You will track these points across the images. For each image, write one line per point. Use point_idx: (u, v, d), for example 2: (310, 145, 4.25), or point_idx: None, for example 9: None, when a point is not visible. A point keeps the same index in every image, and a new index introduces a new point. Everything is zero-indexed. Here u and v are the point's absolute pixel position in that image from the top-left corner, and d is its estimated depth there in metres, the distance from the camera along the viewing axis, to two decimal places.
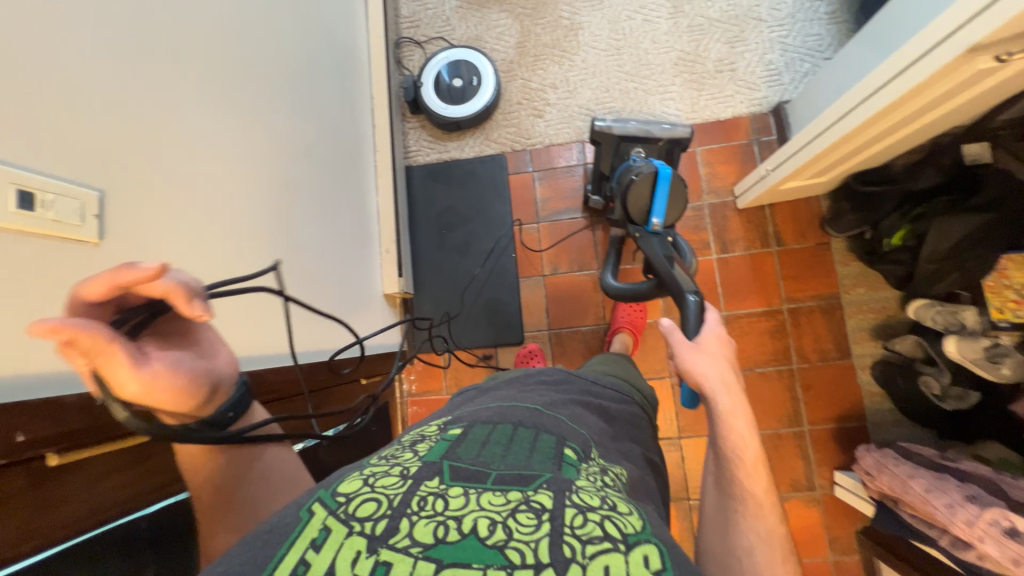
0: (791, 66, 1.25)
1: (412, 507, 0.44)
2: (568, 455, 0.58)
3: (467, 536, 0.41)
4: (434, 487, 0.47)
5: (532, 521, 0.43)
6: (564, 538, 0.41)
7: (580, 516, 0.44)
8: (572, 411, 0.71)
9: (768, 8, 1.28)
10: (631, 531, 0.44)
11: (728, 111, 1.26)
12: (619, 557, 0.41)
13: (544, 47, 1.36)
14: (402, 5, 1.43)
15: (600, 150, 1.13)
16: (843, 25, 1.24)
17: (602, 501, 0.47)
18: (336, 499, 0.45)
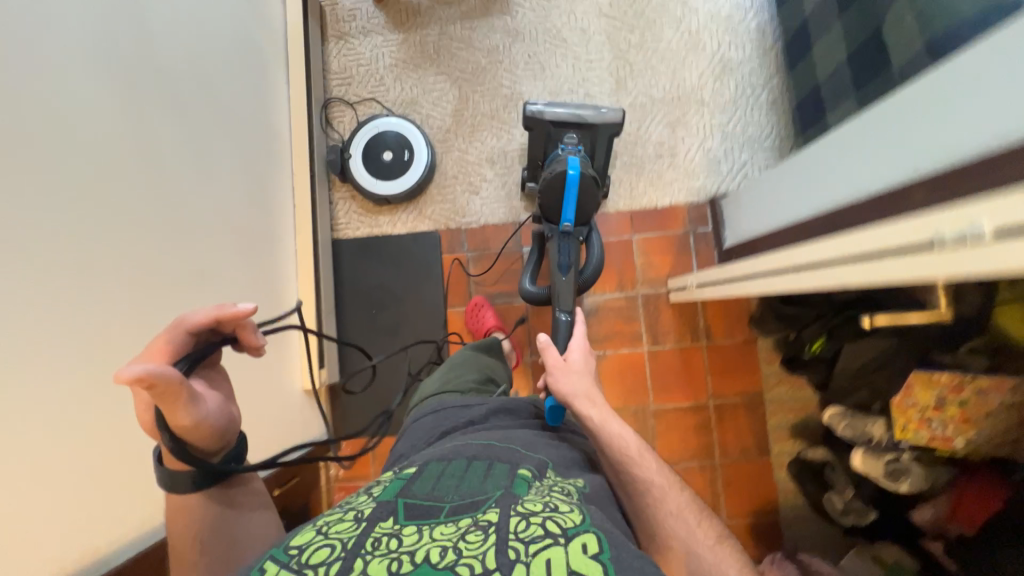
0: (729, 155, 1.23)
1: (365, 547, 0.49)
2: (524, 475, 0.64)
3: (420, 565, 0.47)
4: (387, 528, 0.52)
5: (479, 537, 0.50)
6: (509, 544, 0.48)
7: (523, 522, 0.51)
8: (517, 437, 0.77)
9: (710, 91, 1.25)
10: (570, 526, 0.51)
11: (664, 198, 1.24)
12: (560, 549, 0.48)
13: (482, 117, 1.29)
14: (332, 59, 1.34)
15: (530, 136, 1.09)
16: (783, 116, 1.22)
17: (545, 505, 0.56)
18: (288, 552, 0.49)
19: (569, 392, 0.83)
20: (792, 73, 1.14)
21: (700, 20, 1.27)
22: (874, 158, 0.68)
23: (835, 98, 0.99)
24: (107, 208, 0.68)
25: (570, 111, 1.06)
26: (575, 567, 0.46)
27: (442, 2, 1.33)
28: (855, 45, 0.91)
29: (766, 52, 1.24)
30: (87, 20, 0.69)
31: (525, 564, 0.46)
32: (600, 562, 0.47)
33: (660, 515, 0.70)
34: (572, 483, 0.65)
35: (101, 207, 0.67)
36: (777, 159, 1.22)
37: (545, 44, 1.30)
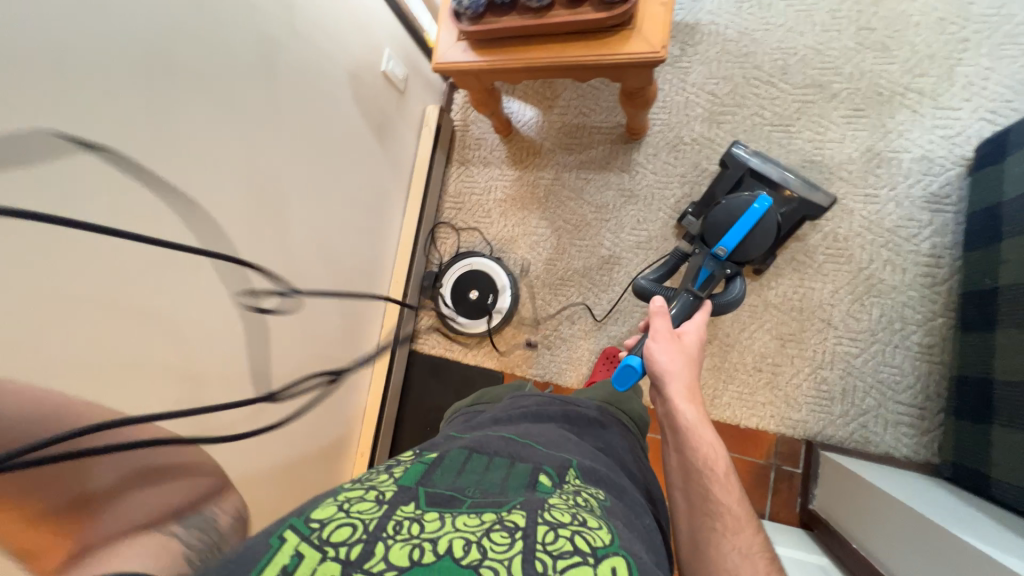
0: (849, 395, 1.03)
1: (386, 532, 0.43)
2: (543, 481, 0.54)
3: (441, 558, 0.40)
4: (408, 512, 0.46)
5: (505, 539, 0.42)
6: (535, 555, 0.40)
7: (551, 531, 0.42)
8: (552, 436, 0.66)
9: (845, 313, 1.06)
10: (600, 545, 0.42)
11: (750, 419, 1.09)
12: (589, 570, 0.39)
13: (574, 273, 1.27)
14: (450, 183, 1.41)
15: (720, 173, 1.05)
16: (936, 369, 0.99)
17: (575, 517, 0.45)
18: (309, 525, 0.43)
19: (665, 369, 0.78)
20: (962, 334, 0.91)
21: (854, 223, 1.07)
22: None
23: (1010, 414, 0.76)
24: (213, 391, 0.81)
25: (777, 170, 1.00)
26: None
27: (563, 148, 1.32)
28: None
29: (934, 284, 1.01)
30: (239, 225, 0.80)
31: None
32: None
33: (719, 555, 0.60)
34: (596, 493, 0.53)
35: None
36: (914, 419, 0.99)
37: (658, 213, 1.22)
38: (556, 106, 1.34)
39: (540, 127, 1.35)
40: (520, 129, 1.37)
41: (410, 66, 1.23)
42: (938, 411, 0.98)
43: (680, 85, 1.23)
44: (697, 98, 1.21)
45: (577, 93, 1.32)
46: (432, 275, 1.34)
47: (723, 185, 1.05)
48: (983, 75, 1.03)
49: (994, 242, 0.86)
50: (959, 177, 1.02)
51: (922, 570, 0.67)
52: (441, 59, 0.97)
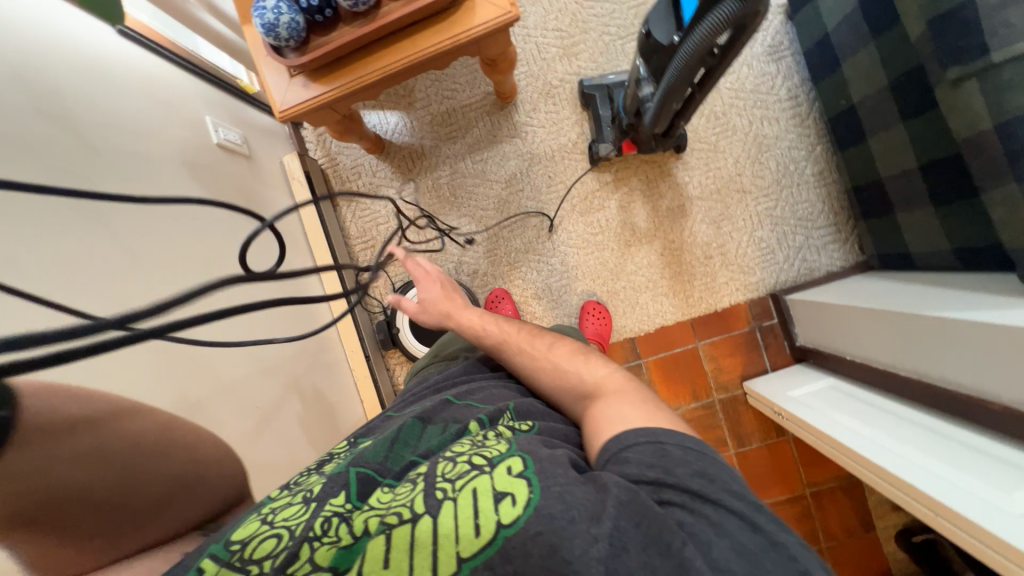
0: (783, 241, 1.17)
1: (313, 531, 0.45)
2: (471, 428, 0.59)
3: (359, 535, 0.44)
4: (337, 505, 0.48)
5: (408, 487, 0.48)
6: (437, 485, 0.46)
7: (451, 463, 0.49)
8: (488, 387, 0.71)
9: (751, 176, 1.17)
10: (495, 454, 0.48)
11: (721, 301, 1.19)
12: (486, 476, 0.45)
13: (517, 252, 1.24)
14: (349, 224, 1.28)
15: (589, 104, 1.16)
16: (833, 187, 1.15)
17: (470, 444, 0.52)
18: (229, 549, 0.43)
19: None
20: (841, 152, 1.06)
21: (724, 98, 1.17)
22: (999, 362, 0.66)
23: (906, 200, 0.91)
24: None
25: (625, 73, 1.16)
26: (500, 488, 0.43)
27: (445, 139, 1.25)
28: (929, 155, 0.82)
29: (803, 120, 1.15)
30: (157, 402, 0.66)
31: (453, 501, 0.44)
32: (527, 477, 0.44)
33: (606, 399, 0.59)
34: (519, 424, 0.60)
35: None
36: (834, 234, 1.15)
37: (563, 161, 1.22)
38: (416, 100, 1.24)
39: (411, 128, 1.25)
40: (392, 138, 1.26)
41: (242, 123, 1.05)
42: (848, 220, 1.15)
43: (525, 33, 1.21)
44: (546, 38, 1.20)
45: (430, 78, 1.24)
46: (383, 324, 1.24)
47: (601, 103, 1.14)
48: None
49: (835, 68, 0.99)
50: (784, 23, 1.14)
51: (914, 350, 0.80)
52: (281, 105, 0.83)
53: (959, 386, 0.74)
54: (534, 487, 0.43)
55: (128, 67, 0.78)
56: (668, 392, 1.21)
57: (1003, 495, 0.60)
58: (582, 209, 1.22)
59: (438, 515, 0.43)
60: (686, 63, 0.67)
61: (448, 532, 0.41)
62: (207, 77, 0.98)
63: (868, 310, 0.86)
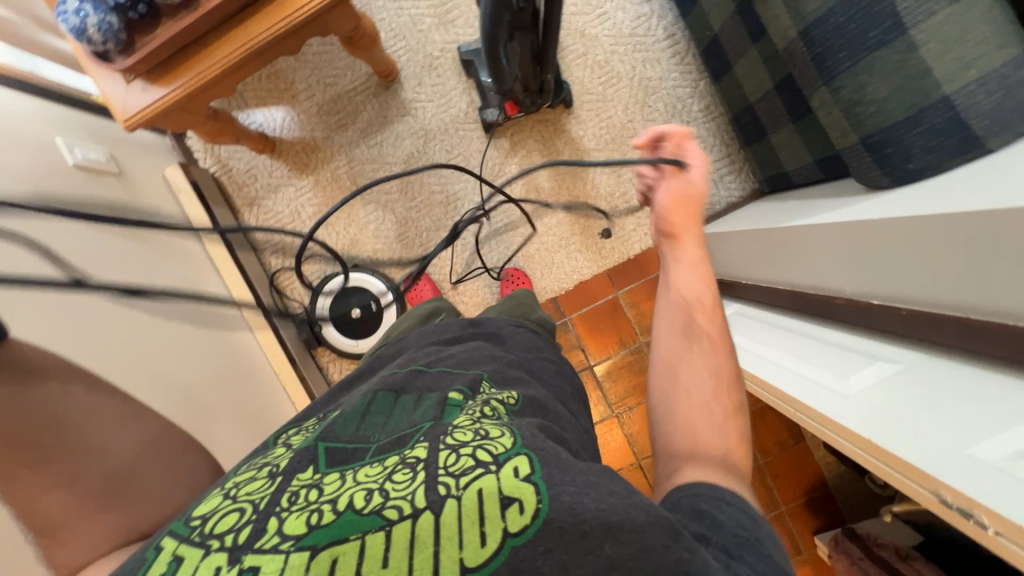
0: None
1: (280, 505, 0.40)
2: (453, 398, 0.54)
3: (342, 512, 0.38)
4: (307, 479, 0.43)
5: (406, 476, 0.41)
6: (438, 480, 0.40)
7: (453, 455, 0.42)
8: (464, 354, 0.66)
9: (643, 121, 1.18)
10: (501, 450, 0.41)
11: (633, 248, 1.22)
12: (492, 477, 0.39)
13: (428, 231, 1.23)
14: (254, 229, 1.24)
15: (473, 71, 1.15)
16: (722, 119, 1.17)
17: (476, 432, 0.44)
18: (190, 525, 0.40)
19: None
20: (718, 84, 1.08)
21: (605, 45, 1.17)
22: (838, 260, 0.68)
23: (773, 121, 0.94)
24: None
25: None
26: (506, 493, 0.38)
27: (336, 127, 1.22)
28: (779, 73, 0.84)
29: (684, 58, 1.16)
30: None
31: (456, 501, 0.38)
32: (534, 483, 0.38)
33: (708, 420, 0.53)
34: (504, 398, 0.54)
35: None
36: (729, 166, 1.18)
37: (458, 132, 1.21)
38: (299, 91, 1.21)
39: (299, 121, 1.22)
40: (282, 135, 1.22)
41: (106, 141, 1.01)
42: (740, 150, 1.17)
43: (396, 7, 1.18)
44: (418, 9, 1.17)
45: (309, 67, 1.20)
46: (305, 324, 1.22)
47: (481, 69, 1.13)
48: None
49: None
50: None
51: (780, 261, 0.83)
52: (124, 114, 0.80)
53: (815, 287, 0.75)
54: (542, 496, 0.37)
55: None
56: (597, 343, 1.24)
57: (839, 378, 0.64)
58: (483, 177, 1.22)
59: (439, 515, 0.37)
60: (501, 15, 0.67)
61: (450, 535, 0.37)
62: (49, 95, 0.93)
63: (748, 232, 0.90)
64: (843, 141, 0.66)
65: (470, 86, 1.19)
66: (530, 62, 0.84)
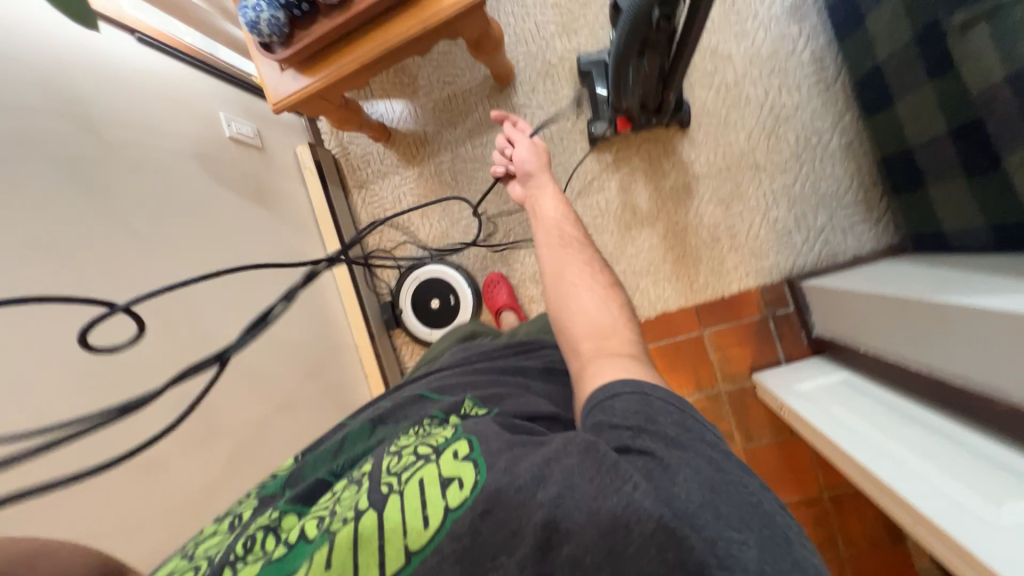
0: (802, 221, 1.06)
1: (238, 551, 0.43)
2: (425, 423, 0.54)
3: (295, 543, 0.41)
4: (263, 523, 0.46)
5: (352, 491, 0.44)
6: (382, 481, 0.43)
7: (396, 458, 0.46)
8: (449, 378, 0.67)
9: (767, 151, 1.07)
10: (442, 440, 0.46)
11: (730, 286, 1.12)
12: (432, 465, 0.43)
13: (515, 235, 1.24)
14: (359, 210, 1.34)
15: (589, 82, 1.13)
16: (864, 160, 1.03)
17: (416, 439, 0.49)
18: None
19: None
20: (869, 120, 0.94)
21: (736, 66, 1.08)
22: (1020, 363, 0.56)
23: (935, 171, 0.80)
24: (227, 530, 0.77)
25: None
26: (445, 475, 0.41)
27: (447, 124, 1.27)
28: (958, 118, 0.71)
29: (830, 86, 1.03)
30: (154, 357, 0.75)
31: (398, 495, 0.41)
32: (473, 459, 0.42)
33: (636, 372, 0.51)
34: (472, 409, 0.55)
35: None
36: (864, 214, 1.03)
37: (562, 141, 1.19)
38: (419, 87, 1.27)
39: (415, 115, 1.28)
40: (398, 126, 1.30)
41: (255, 117, 1.15)
42: (881, 197, 1.02)
43: (524, 12, 1.19)
44: (545, 16, 1.17)
45: (432, 65, 1.26)
46: (388, 305, 1.30)
47: (598, 80, 1.10)
48: None
49: (860, 23, 0.88)
50: None
51: (929, 344, 0.71)
52: (275, 97, 0.90)
53: (978, 386, 0.64)
54: (479, 473, 0.40)
55: (148, 72, 0.89)
56: (669, 380, 1.16)
57: (991, 505, 0.53)
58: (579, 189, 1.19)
59: (381, 510, 0.40)
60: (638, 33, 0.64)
61: (393, 525, 0.39)
62: (220, 74, 1.07)
63: (879, 295, 0.77)
64: None
65: (583, 96, 1.17)
66: (655, 81, 0.80)
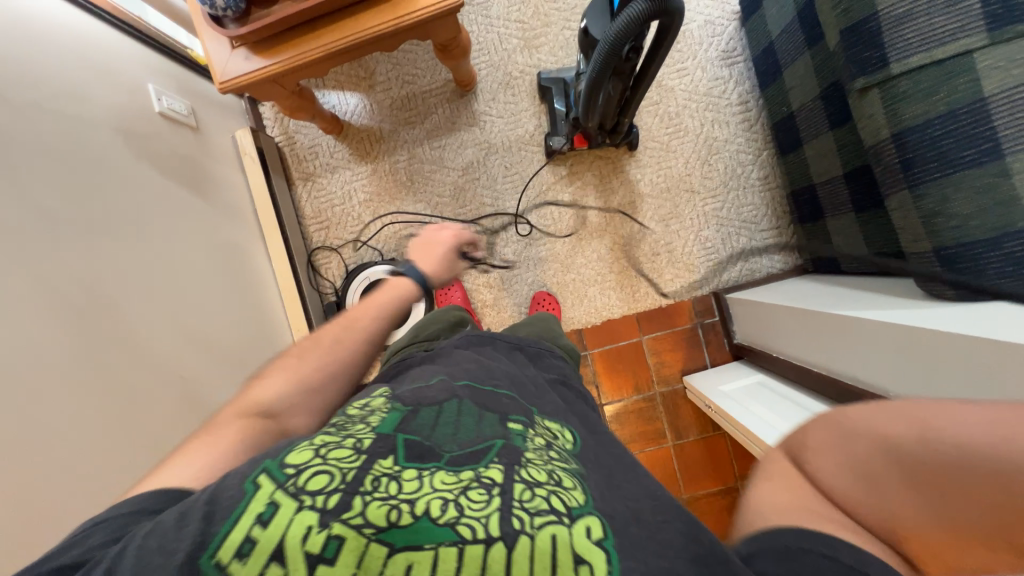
0: (728, 241, 1.21)
1: (364, 485, 0.38)
2: (515, 426, 0.49)
3: (418, 518, 0.36)
4: (386, 467, 0.40)
5: (482, 497, 0.38)
6: (512, 513, 0.38)
7: (528, 492, 0.39)
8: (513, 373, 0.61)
9: (701, 177, 1.20)
10: (576, 504, 0.39)
11: (667, 296, 1.23)
12: (564, 529, 0.38)
13: (471, 239, 1.25)
14: (304, 203, 1.27)
15: (548, 98, 1.18)
16: (777, 191, 1.19)
17: (550, 475, 0.42)
18: (285, 472, 0.39)
19: None
20: (783, 158, 1.10)
21: (678, 99, 1.20)
22: (887, 357, 0.72)
23: (833, 205, 0.96)
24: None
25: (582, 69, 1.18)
26: (579, 554, 0.36)
27: (404, 123, 1.25)
28: (851, 163, 0.86)
29: (752, 125, 1.19)
30: (63, 353, 0.65)
31: (529, 541, 0.36)
32: (607, 551, 0.37)
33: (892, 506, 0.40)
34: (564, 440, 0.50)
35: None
36: (776, 238, 1.20)
37: (520, 151, 1.23)
38: (376, 83, 1.24)
39: (370, 110, 1.25)
40: (351, 120, 1.25)
41: (191, 94, 1.04)
42: (789, 224, 1.19)
43: (488, 22, 1.22)
44: (508, 30, 1.21)
45: (392, 62, 1.24)
46: (332, 305, 1.23)
47: (557, 97, 1.15)
48: None
49: (779, 75, 1.03)
50: (739, 30, 1.17)
51: (823, 346, 0.86)
52: (222, 76, 0.83)
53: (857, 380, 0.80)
54: (615, 569, 0.36)
55: (64, 27, 0.77)
56: (611, 383, 1.24)
57: None
58: (535, 199, 1.24)
59: (512, 550, 0.36)
60: (608, 59, 0.69)
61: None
62: (151, 42, 0.96)
63: (791, 308, 0.91)
64: (916, 246, 0.67)
65: (541, 110, 1.22)
66: (616, 106, 0.87)
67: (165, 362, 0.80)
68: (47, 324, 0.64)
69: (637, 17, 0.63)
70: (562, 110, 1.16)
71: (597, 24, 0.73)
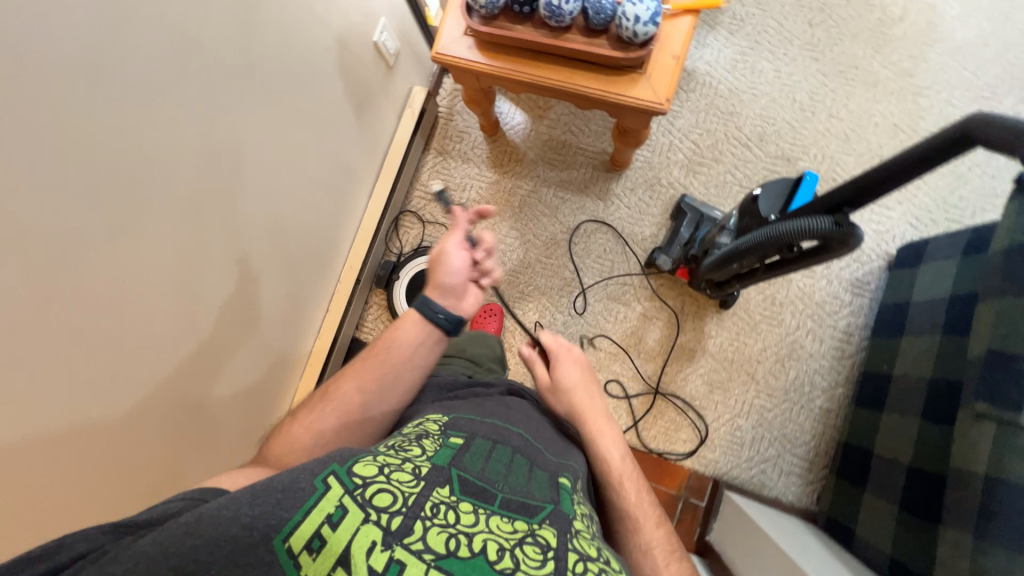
0: (757, 443, 1.15)
1: (426, 512, 0.44)
2: (564, 486, 0.56)
3: (476, 557, 0.42)
4: (445, 497, 0.46)
5: (537, 556, 0.44)
6: None
7: (579, 562, 0.45)
8: (552, 438, 0.68)
9: (767, 371, 1.17)
10: None
11: (671, 453, 1.17)
12: None
13: (535, 288, 1.27)
14: (425, 170, 1.34)
15: (677, 219, 1.20)
16: (830, 431, 1.14)
17: (598, 551, 0.47)
18: (352, 480, 0.45)
19: None
20: (855, 407, 1.05)
21: (790, 292, 1.18)
22: None
23: (880, 484, 0.90)
24: (145, 393, 0.70)
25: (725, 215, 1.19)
26: None
27: (546, 162, 1.31)
28: (924, 463, 0.81)
29: (842, 358, 1.15)
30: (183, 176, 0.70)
31: None
32: None
33: None
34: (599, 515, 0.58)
35: (135, 389, 0.68)
36: (803, 470, 1.13)
37: (625, 245, 1.25)
38: (546, 117, 1.32)
39: (526, 135, 1.32)
40: (507, 132, 1.33)
41: (403, 39, 1.14)
42: (823, 467, 1.13)
43: (668, 128, 1.27)
44: (680, 144, 1.26)
45: (570, 111, 1.32)
46: (389, 264, 1.27)
47: (686, 223, 1.18)
48: (918, 182, 1.17)
49: (897, 335, 1.00)
50: (882, 269, 1.15)
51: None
52: (441, 49, 0.91)
53: None
54: None
55: None
56: None
57: None
58: (610, 292, 1.25)
59: None
60: (776, 237, 0.71)
61: None
62: None
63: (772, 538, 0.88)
64: None
65: (665, 224, 1.24)
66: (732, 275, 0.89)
67: (241, 227, 0.84)
68: (185, 148, 0.69)
69: (817, 230, 0.65)
70: (682, 237, 1.17)
71: (768, 203, 0.78)
